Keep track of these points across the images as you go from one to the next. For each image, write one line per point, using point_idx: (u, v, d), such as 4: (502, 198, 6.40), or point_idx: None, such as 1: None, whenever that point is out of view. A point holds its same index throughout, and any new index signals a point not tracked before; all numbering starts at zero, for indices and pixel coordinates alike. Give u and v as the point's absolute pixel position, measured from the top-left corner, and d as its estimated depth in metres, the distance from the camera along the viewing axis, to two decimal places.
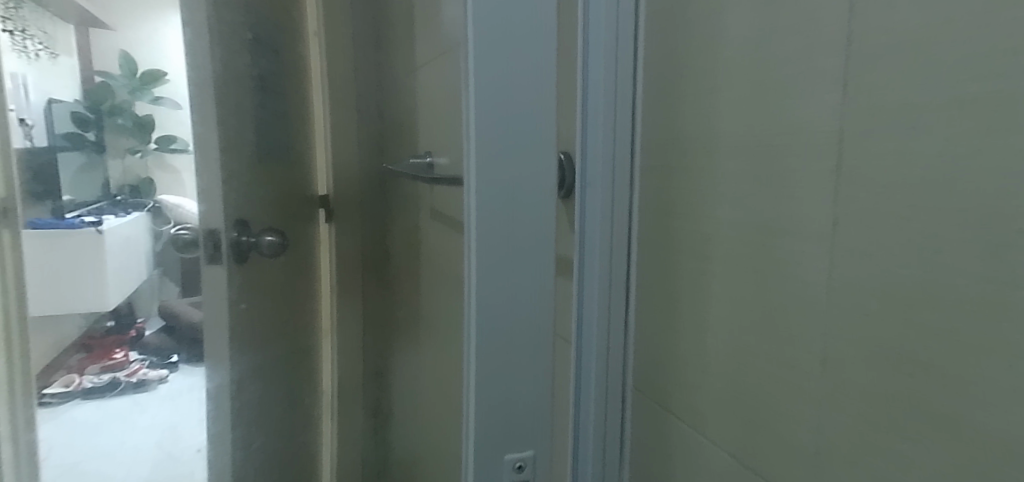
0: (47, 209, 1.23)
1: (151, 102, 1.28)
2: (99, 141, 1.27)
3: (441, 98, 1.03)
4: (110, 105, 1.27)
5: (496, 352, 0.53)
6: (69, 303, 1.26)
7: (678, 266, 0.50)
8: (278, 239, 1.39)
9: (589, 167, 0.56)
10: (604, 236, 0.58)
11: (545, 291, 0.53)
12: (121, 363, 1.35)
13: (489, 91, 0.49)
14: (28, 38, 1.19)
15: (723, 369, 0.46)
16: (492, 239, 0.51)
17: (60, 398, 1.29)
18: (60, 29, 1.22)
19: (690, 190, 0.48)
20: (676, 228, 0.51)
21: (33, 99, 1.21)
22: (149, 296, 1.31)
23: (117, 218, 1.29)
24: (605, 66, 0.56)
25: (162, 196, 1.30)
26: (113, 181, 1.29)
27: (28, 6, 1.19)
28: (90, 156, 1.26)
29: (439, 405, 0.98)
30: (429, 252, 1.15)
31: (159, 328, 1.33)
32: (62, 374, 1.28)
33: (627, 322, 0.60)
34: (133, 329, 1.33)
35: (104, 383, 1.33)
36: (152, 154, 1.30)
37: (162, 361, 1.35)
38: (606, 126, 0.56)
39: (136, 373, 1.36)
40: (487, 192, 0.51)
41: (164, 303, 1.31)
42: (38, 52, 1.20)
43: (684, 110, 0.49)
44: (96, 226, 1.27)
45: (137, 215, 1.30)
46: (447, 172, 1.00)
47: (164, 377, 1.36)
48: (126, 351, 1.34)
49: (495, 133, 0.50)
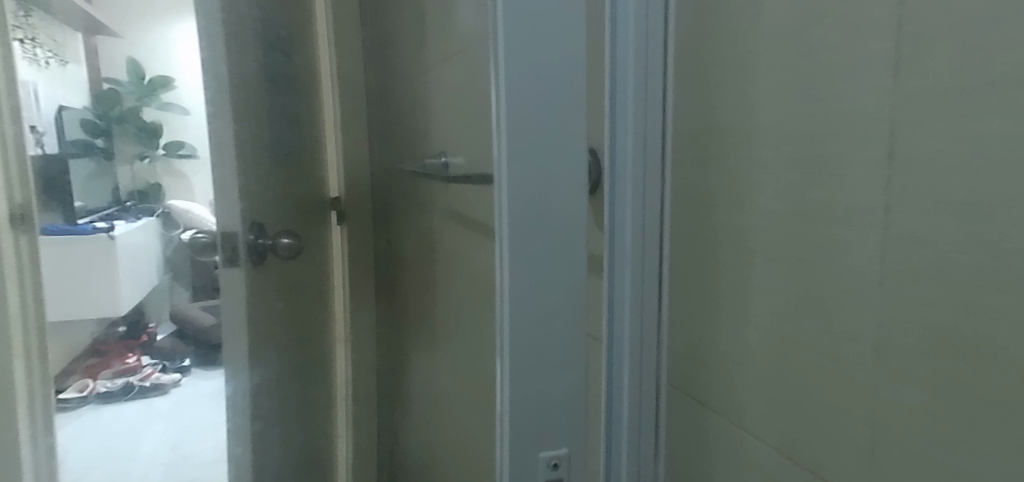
0: (60, 214, 1.26)
1: (159, 107, 1.31)
2: (109, 148, 1.30)
3: (456, 97, 1.04)
4: (118, 111, 1.31)
5: (531, 350, 0.53)
6: (85, 308, 1.29)
7: (714, 259, 0.50)
8: (293, 243, 1.40)
9: (619, 162, 0.56)
10: (637, 230, 0.57)
11: (578, 286, 0.53)
12: (134, 367, 1.38)
13: (520, 88, 0.49)
14: (38, 46, 1.22)
15: (766, 364, 0.45)
16: (525, 237, 0.51)
17: (75, 402, 1.32)
18: (68, 36, 1.25)
19: (731, 182, 0.48)
20: (712, 221, 0.51)
21: (43, 106, 1.24)
22: (160, 302, 1.36)
23: (128, 224, 1.33)
24: (636, 59, 0.55)
25: (172, 202, 1.34)
26: (123, 187, 1.32)
27: (37, 14, 1.23)
28: (100, 163, 1.30)
29: (464, 405, 1.00)
30: (446, 252, 1.17)
31: (171, 333, 1.38)
32: (77, 378, 1.32)
33: (661, 320, 0.59)
34: (145, 334, 1.37)
35: (118, 387, 1.37)
36: (161, 160, 1.33)
37: (175, 364, 1.39)
38: (637, 118, 0.56)
39: (150, 377, 1.39)
40: (519, 189, 0.51)
41: (174, 308, 1.36)
42: (48, 60, 1.23)
43: (721, 100, 0.48)
44: (107, 231, 1.31)
45: (148, 221, 1.34)
46: (463, 171, 1.02)
47: (178, 382, 1.40)
48: (139, 355, 1.38)
49: (527, 130, 0.49)
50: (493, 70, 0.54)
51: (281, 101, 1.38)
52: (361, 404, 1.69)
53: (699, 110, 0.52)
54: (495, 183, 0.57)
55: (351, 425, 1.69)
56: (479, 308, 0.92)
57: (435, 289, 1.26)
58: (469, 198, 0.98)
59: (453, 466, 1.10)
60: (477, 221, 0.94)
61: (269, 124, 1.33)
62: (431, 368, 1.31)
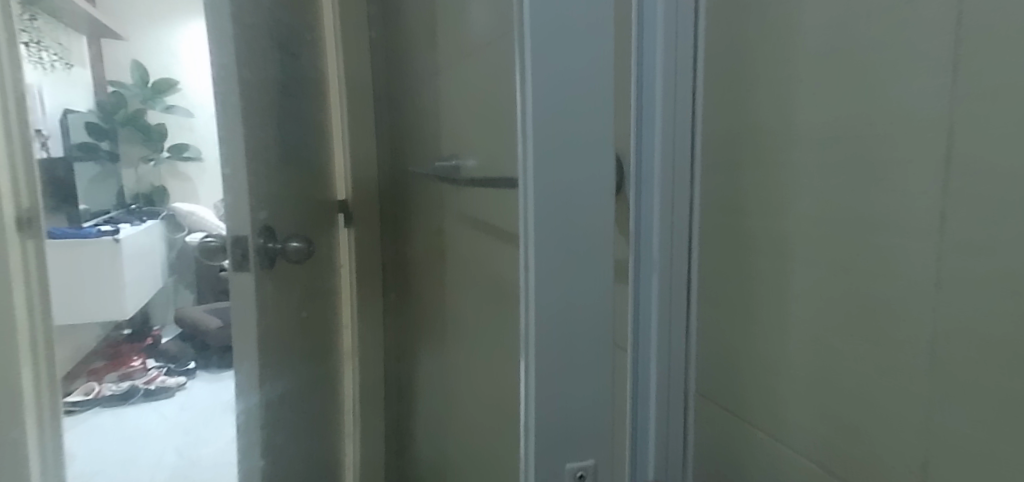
0: (66, 218, 1.25)
1: (163, 110, 1.31)
2: (114, 151, 1.29)
3: (468, 99, 1.03)
4: (125, 114, 1.29)
5: (556, 360, 0.51)
6: (91, 311, 1.30)
7: (750, 266, 0.49)
8: (304, 246, 1.40)
9: (645, 166, 0.54)
10: (665, 236, 0.54)
11: (605, 292, 0.51)
12: (139, 371, 1.36)
13: (547, 92, 0.48)
14: (44, 49, 1.21)
15: (807, 372, 0.44)
16: (552, 244, 0.50)
17: (82, 406, 1.32)
18: (75, 41, 1.23)
19: (771, 186, 0.46)
20: (747, 225, 0.49)
21: (49, 110, 1.22)
22: (165, 304, 1.34)
23: (134, 227, 1.32)
24: (663, 59, 0.53)
25: (178, 204, 1.33)
26: (129, 189, 1.31)
27: (43, 17, 1.22)
28: (105, 166, 1.28)
29: (481, 407, 1.00)
30: (456, 255, 1.17)
31: (176, 335, 1.36)
32: (83, 381, 1.32)
33: (689, 331, 0.56)
34: (150, 337, 1.35)
35: (123, 390, 1.35)
36: (165, 163, 1.32)
37: (180, 368, 1.37)
38: (665, 118, 0.53)
39: (155, 380, 1.37)
40: (545, 195, 0.49)
41: (179, 311, 1.35)
42: (54, 63, 1.22)
43: (759, 101, 0.47)
44: (113, 235, 1.30)
45: (153, 223, 1.33)
46: (473, 175, 1.03)
47: (183, 384, 1.37)
48: (144, 358, 1.36)
49: (553, 135, 0.49)
50: (518, 74, 0.53)
51: (287, 103, 1.39)
52: (369, 414, 1.64)
53: (730, 114, 0.50)
54: (519, 186, 0.56)
55: (358, 436, 1.63)
56: (496, 316, 0.89)
57: (445, 292, 1.26)
58: (483, 202, 0.97)
59: (469, 468, 1.09)
60: (493, 227, 0.91)
61: (277, 131, 1.35)
62: (442, 371, 1.30)
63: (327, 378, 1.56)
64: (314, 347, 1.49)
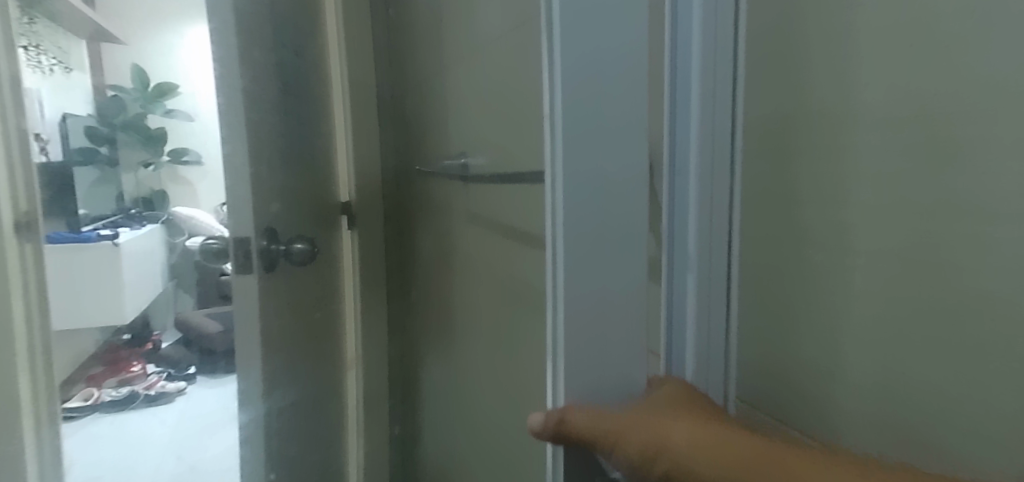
0: (64, 223, 1.23)
1: (164, 114, 1.30)
2: (113, 156, 1.27)
3: (475, 95, 1.00)
4: (124, 118, 1.28)
5: (588, 361, 0.47)
6: (91, 316, 1.28)
7: (804, 260, 0.47)
8: (307, 247, 1.36)
9: (680, 156, 0.49)
10: (701, 229, 0.50)
11: (636, 292, 0.47)
12: (138, 376, 1.36)
13: (579, 72, 0.44)
14: (42, 53, 1.20)
15: (874, 362, 0.43)
16: (582, 238, 0.46)
17: (80, 412, 1.30)
18: (73, 44, 1.23)
19: (831, 173, 0.44)
20: (799, 216, 0.47)
21: (48, 113, 1.21)
22: (165, 309, 1.32)
23: (133, 231, 1.31)
24: (703, 40, 0.48)
25: (178, 208, 1.31)
26: (129, 194, 1.30)
27: (42, 22, 1.20)
28: (104, 170, 1.27)
29: (496, 406, 0.97)
30: (464, 254, 1.14)
31: (175, 340, 1.34)
32: (81, 387, 1.30)
33: (729, 335, 0.52)
34: (150, 341, 1.34)
35: (122, 397, 1.34)
36: (166, 167, 1.31)
37: (181, 373, 1.35)
38: (705, 101, 0.49)
39: (154, 386, 1.36)
40: (576, 185, 0.45)
41: (179, 315, 1.32)
42: (53, 67, 1.21)
43: (817, 86, 0.45)
44: (112, 239, 1.28)
45: (153, 227, 1.32)
46: (484, 172, 0.99)
47: (182, 389, 1.36)
48: (143, 364, 1.36)
49: (585, 118, 0.44)
50: (545, 55, 0.49)
51: (291, 101, 1.33)
52: (372, 422, 1.59)
53: (770, 103, 0.49)
54: (547, 178, 0.51)
55: (362, 442, 1.59)
56: (512, 314, 0.87)
57: (452, 291, 1.23)
58: (495, 200, 0.93)
59: (485, 470, 1.07)
60: (506, 228, 0.88)
61: (280, 126, 1.30)
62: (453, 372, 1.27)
63: (331, 383, 1.51)
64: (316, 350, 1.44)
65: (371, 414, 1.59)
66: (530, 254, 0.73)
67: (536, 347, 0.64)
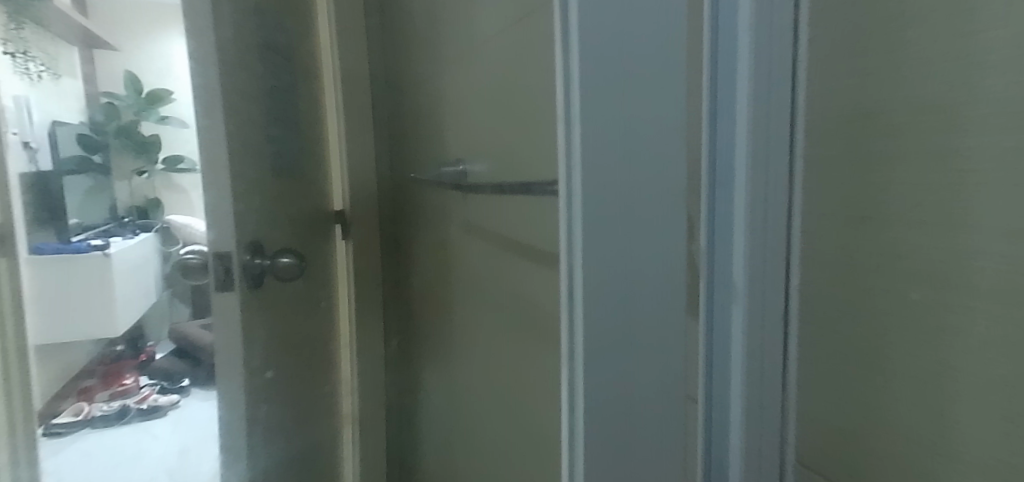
0: (54, 233, 1.17)
1: (157, 121, 1.16)
2: (106, 164, 1.18)
3: (480, 97, 0.89)
4: (117, 125, 1.18)
5: (613, 418, 0.41)
6: (79, 327, 1.20)
7: (899, 297, 0.38)
8: (295, 261, 1.28)
9: (724, 170, 0.42)
10: (755, 257, 0.43)
11: (676, 327, 0.41)
12: (131, 389, 1.26)
13: (600, 98, 0.38)
14: (30, 59, 1.12)
15: (994, 424, 0.34)
16: (602, 281, 0.40)
17: (68, 428, 1.22)
18: (63, 50, 1.14)
19: (933, 186, 0.36)
20: (893, 239, 0.38)
21: (36, 121, 1.14)
22: (159, 319, 1.20)
23: (125, 240, 1.19)
24: (755, 41, 0.41)
25: (173, 216, 1.18)
26: (122, 203, 1.19)
27: (29, 27, 1.13)
28: (98, 178, 1.18)
29: (500, 429, 0.89)
30: (462, 267, 1.05)
31: (170, 351, 1.22)
32: (71, 402, 1.23)
33: (785, 375, 0.45)
34: (143, 353, 1.23)
35: (114, 411, 1.25)
36: (160, 175, 1.18)
37: (173, 385, 1.23)
38: (755, 111, 0.42)
39: (147, 399, 1.25)
40: (601, 223, 0.39)
41: (175, 327, 1.20)
42: (41, 73, 1.13)
43: (927, 82, 0.36)
44: (102, 249, 1.20)
45: (147, 236, 1.19)
46: (485, 180, 0.90)
47: (176, 402, 1.24)
48: (136, 376, 1.25)
49: (609, 150, 0.38)
50: (559, 63, 0.42)
51: (276, 105, 1.26)
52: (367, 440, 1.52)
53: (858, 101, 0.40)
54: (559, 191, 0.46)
55: (358, 462, 1.52)
56: (515, 333, 0.79)
57: (450, 307, 1.14)
58: (497, 210, 0.83)
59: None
60: (514, 245, 0.76)
61: (269, 133, 1.24)
62: (450, 390, 1.18)
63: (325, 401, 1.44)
64: (308, 366, 1.38)
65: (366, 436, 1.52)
66: (541, 275, 0.62)
67: (548, 381, 0.56)
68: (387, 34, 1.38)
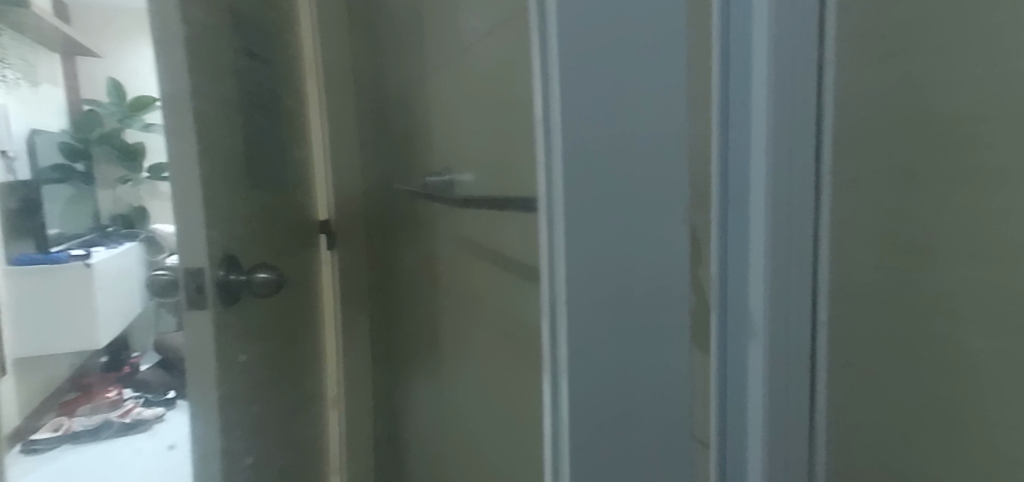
0: (32, 243, 0.95)
1: (142, 129, 1.00)
2: (89, 172, 0.99)
3: (470, 102, 0.82)
4: (99, 133, 1.01)
5: (613, 446, 0.38)
6: (62, 344, 1.00)
7: (964, 345, 0.38)
8: (273, 277, 1.17)
9: (737, 192, 0.40)
10: (771, 287, 0.40)
11: (680, 357, 0.38)
12: (115, 402, 1.09)
13: (584, 115, 0.35)
14: (6, 67, 0.91)
15: None
16: (601, 313, 0.37)
17: (46, 445, 0.98)
18: (43, 56, 0.95)
19: (987, 226, 0.36)
20: (947, 279, 0.39)
21: (14, 129, 0.93)
22: (144, 329, 1.05)
23: (108, 250, 1.02)
24: (775, 61, 0.39)
25: (157, 225, 1.01)
26: (105, 211, 1.01)
27: (8, 33, 0.92)
28: (79, 188, 0.98)
29: (489, 450, 0.86)
30: (449, 281, 1.01)
31: (157, 363, 1.06)
32: (50, 416, 0.99)
33: (813, 394, 0.43)
34: (127, 365, 1.07)
35: (95, 426, 1.07)
36: (146, 183, 1.01)
37: (159, 397, 1.07)
38: (769, 132, 0.39)
39: (130, 413, 1.09)
40: (587, 245, 0.36)
41: (158, 338, 1.05)
42: (18, 81, 0.93)
43: (975, 112, 0.36)
44: (84, 258, 1.02)
45: (130, 245, 1.02)
46: (472, 192, 0.84)
47: (163, 416, 1.08)
48: (120, 388, 1.08)
49: (596, 169, 0.36)
50: (537, 72, 0.39)
51: (263, 117, 1.22)
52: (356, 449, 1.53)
53: (950, 119, 0.38)
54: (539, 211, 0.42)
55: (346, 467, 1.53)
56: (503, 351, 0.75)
57: (437, 321, 1.10)
58: (486, 224, 0.78)
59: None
60: (502, 258, 0.71)
61: (256, 144, 1.20)
62: (440, 404, 1.13)
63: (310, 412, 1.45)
64: (296, 378, 1.37)
65: (353, 443, 1.53)
66: (525, 290, 0.59)
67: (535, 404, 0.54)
68: (366, 40, 1.34)
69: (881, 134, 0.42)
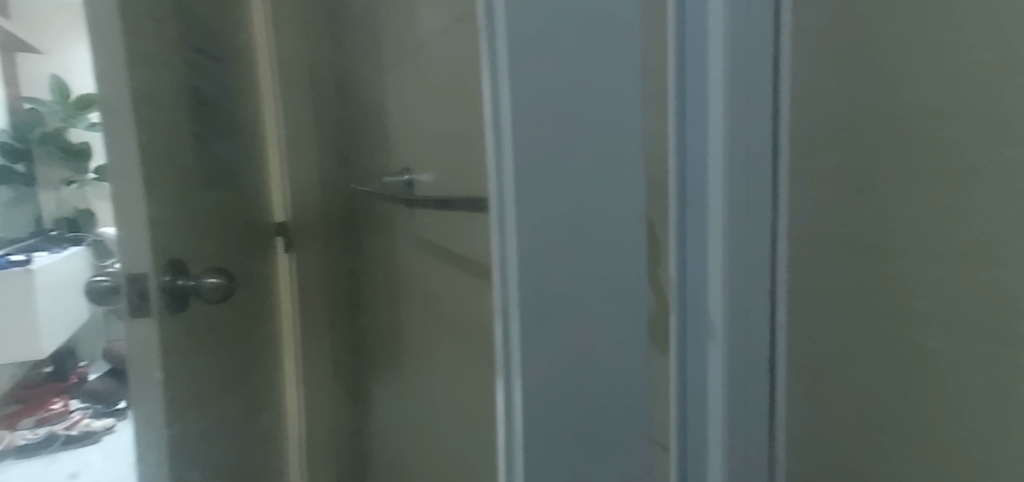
0: None
1: (88, 129, 0.93)
2: (30, 173, 0.93)
3: (429, 100, 0.80)
4: (39, 131, 0.93)
5: (564, 446, 0.39)
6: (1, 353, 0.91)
7: (919, 345, 0.38)
8: (224, 281, 1.14)
9: (694, 194, 0.40)
10: (731, 288, 0.40)
11: (633, 357, 0.39)
12: (57, 414, 0.96)
13: (529, 119, 0.35)
14: None
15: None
16: (550, 315, 0.37)
17: None
18: None
19: (938, 224, 0.36)
20: (899, 280, 0.38)
21: None
22: (94, 337, 0.94)
23: (52, 254, 0.92)
24: (731, 61, 0.38)
25: (106, 228, 0.94)
26: (49, 214, 0.93)
27: None
28: (18, 190, 0.92)
29: (453, 456, 0.84)
30: (410, 283, 0.98)
31: (107, 371, 0.96)
32: None
33: (774, 395, 0.43)
34: (74, 375, 0.95)
35: (37, 440, 0.95)
36: (93, 184, 0.94)
37: (107, 408, 0.98)
38: (728, 132, 0.39)
39: (77, 425, 0.97)
40: (534, 247, 0.37)
41: (109, 345, 0.95)
42: None
43: (920, 112, 0.37)
44: (25, 262, 0.91)
45: (77, 250, 0.92)
46: (432, 192, 0.82)
47: (112, 428, 0.99)
48: (65, 399, 0.96)
49: (541, 173, 0.36)
50: (486, 71, 0.39)
51: (213, 115, 1.18)
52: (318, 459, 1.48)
53: (899, 118, 0.38)
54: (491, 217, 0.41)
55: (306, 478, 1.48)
56: (467, 354, 0.73)
57: (399, 325, 1.07)
58: (446, 224, 0.77)
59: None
60: (463, 259, 0.70)
61: (206, 144, 1.15)
62: (403, 409, 1.10)
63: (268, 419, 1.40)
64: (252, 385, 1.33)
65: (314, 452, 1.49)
66: (485, 292, 0.57)
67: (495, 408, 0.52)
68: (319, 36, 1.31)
69: (829, 136, 0.42)
